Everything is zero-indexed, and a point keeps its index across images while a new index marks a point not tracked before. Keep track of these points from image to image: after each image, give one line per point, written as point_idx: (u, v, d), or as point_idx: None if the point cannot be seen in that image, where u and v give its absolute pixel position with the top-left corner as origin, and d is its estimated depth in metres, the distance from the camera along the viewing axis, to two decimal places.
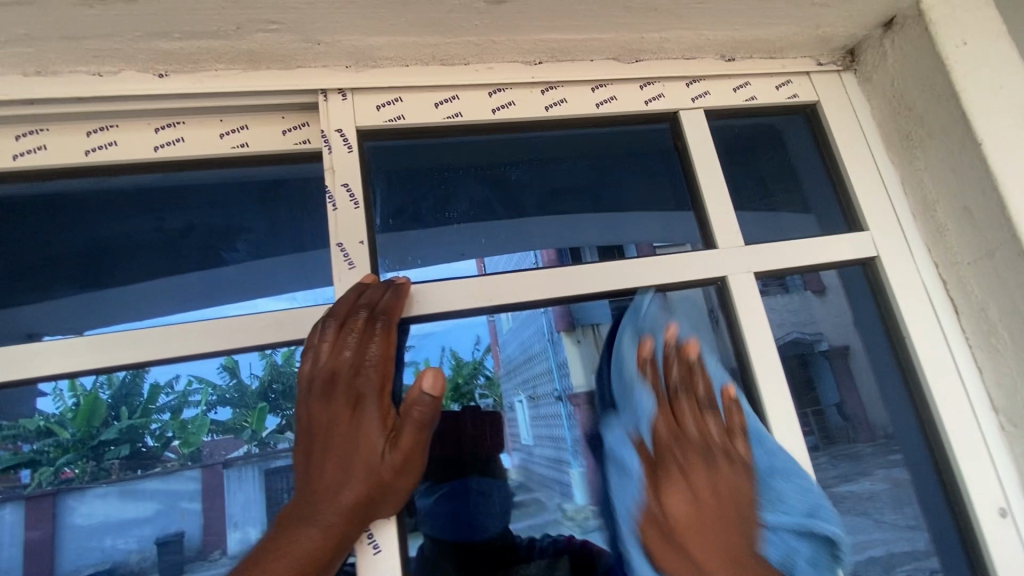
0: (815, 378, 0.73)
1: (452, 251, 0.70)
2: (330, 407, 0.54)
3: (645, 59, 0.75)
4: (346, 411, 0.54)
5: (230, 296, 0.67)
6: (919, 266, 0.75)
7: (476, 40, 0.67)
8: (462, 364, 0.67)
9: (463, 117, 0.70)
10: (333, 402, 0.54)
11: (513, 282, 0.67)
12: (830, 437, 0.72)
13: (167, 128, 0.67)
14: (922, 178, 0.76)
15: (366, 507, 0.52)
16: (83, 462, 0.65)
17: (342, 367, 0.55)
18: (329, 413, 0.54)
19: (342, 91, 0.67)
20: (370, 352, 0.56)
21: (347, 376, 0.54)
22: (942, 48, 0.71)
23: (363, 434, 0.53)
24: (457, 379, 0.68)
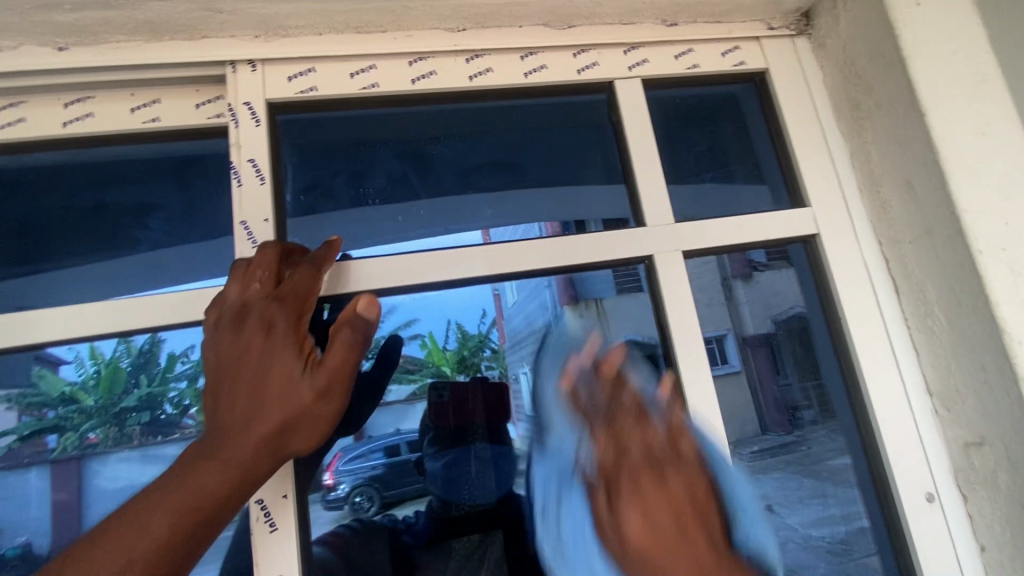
0: (817, 353, 0.73)
1: (369, 229, 0.68)
2: (244, 339, 0.52)
3: (578, 25, 0.72)
4: (255, 339, 0.52)
5: (155, 275, 0.67)
6: (860, 245, 0.72)
7: (389, 6, 0.63)
8: (467, 338, 0.70)
9: (381, 89, 0.68)
10: (247, 335, 0.52)
11: (428, 261, 0.65)
12: (831, 410, 0.72)
13: (77, 102, 0.65)
14: (870, 151, 0.72)
15: (278, 436, 0.50)
16: (106, 427, 0.66)
17: (258, 299, 0.54)
18: (238, 343, 0.52)
19: (252, 62, 0.64)
20: (288, 284, 0.55)
21: (265, 308, 0.54)
22: (891, 10, 0.67)
23: (279, 360, 0.52)
24: (463, 352, 0.70)
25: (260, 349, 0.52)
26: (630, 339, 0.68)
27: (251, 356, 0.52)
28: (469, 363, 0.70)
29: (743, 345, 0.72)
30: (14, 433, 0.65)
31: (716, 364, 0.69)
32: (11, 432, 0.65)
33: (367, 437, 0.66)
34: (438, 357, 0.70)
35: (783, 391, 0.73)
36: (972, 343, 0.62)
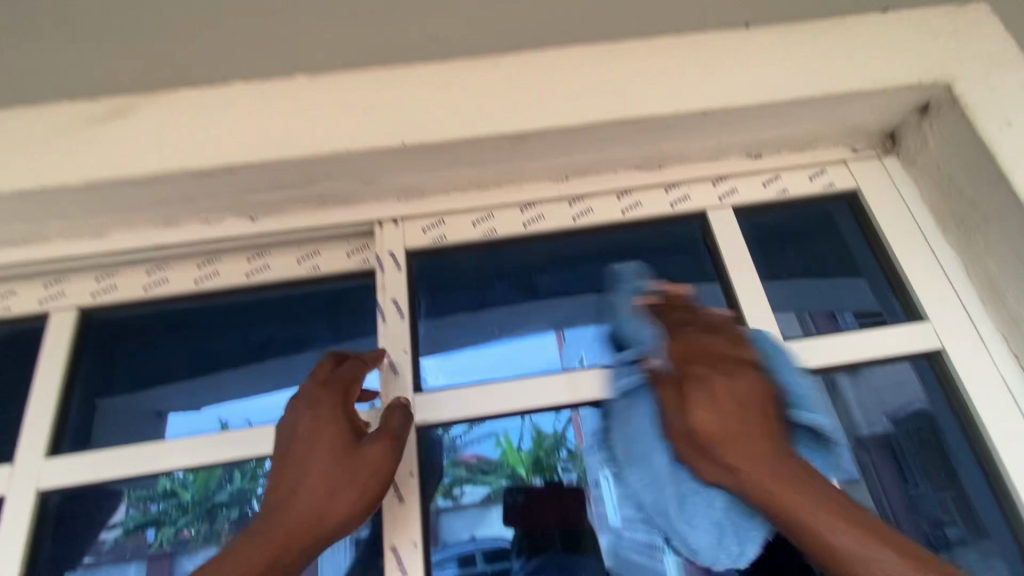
0: (951, 458, 0.68)
1: (488, 356, 0.75)
2: (292, 433, 0.59)
3: (668, 165, 0.80)
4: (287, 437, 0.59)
5: None
6: (995, 359, 0.69)
7: (506, 168, 0.75)
8: (543, 437, 0.70)
9: (498, 232, 0.78)
10: (296, 437, 0.58)
11: (540, 385, 0.71)
12: (980, 528, 0.65)
13: (258, 257, 0.81)
14: (986, 264, 0.71)
15: (324, 510, 0.54)
16: (199, 523, 0.71)
17: (295, 417, 0.60)
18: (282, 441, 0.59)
19: (395, 219, 0.78)
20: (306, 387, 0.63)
21: (305, 410, 0.60)
22: (983, 131, 0.68)
23: (319, 445, 0.57)
24: (539, 452, 0.70)
25: (307, 440, 0.58)
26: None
27: (294, 450, 0.57)
28: (545, 465, 0.70)
29: (856, 450, 0.69)
30: (121, 526, 0.72)
31: (837, 468, 0.66)
32: (119, 525, 0.72)
33: (443, 543, 0.66)
34: (513, 457, 0.70)
35: (927, 504, 0.66)
36: None
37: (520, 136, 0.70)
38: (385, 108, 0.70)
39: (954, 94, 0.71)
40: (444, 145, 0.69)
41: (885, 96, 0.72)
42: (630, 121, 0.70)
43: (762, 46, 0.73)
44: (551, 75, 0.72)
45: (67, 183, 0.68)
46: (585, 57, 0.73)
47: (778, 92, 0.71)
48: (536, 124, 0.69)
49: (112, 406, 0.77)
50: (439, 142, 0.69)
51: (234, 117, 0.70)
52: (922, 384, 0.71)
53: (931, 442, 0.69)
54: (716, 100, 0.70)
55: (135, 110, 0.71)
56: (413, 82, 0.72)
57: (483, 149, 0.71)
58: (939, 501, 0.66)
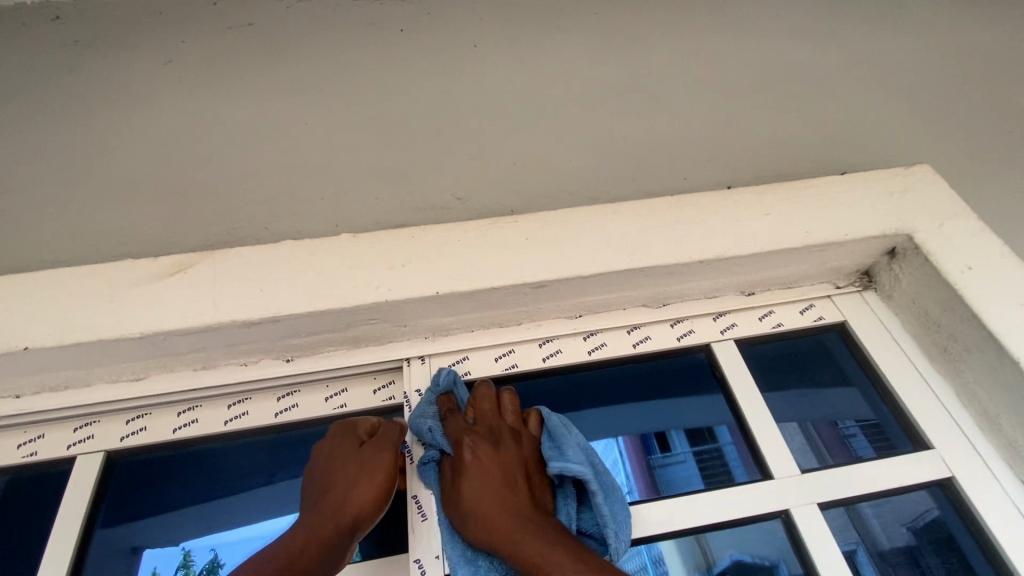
0: None
1: None
2: (324, 457, 0.73)
3: (671, 302, 0.88)
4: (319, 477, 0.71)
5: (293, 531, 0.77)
6: (1006, 489, 0.71)
7: (526, 309, 0.83)
8: None
9: (519, 367, 0.83)
10: (329, 458, 0.72)
11: None
12: None
13: (287, 396, 0.84)
14: (976, 391, 0.76)
15: (344, 509, 0.66)
16: None
17: (329, 445, 0.74)
18: (315, 478, 0.72)
19: (422, 357, 0.83)
20: (337, 438, 0.74)
21: (333, 442, 0.74)
22: (948, 274, 0.77)
23: (341, 461, 0.71)
24: None
25: (334, 459, 0.72)
26: (737, 559, 0.71)
27: (327, 467, 0.71)
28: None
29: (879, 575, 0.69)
30: None
31: None
32: None
33: None
34: None
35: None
36: None
37: (541, 284, 0.78)
38: (419, 261, 0.78)
39: (916, 242, 0.81)
40: (472, 294, 0.77)
41: (858, 244, 0.83)
42: (638, 269, 0.79)
43: (745, 202, 0.85)
44: (565, 230, 0.82)
45: (123, 335, 0.74)
46: (594, 214, 0.83)
47: (765, 243, 0.81)
48: (555, 274, 0.78)
49: (124, 560, 0.75)
50: (468, 292, 0.76)
51: (282, 272, 0.77)
52: (941, 514, 0.72)
53: (953, 570, 0.70)
54: (711, 250, 0.80)
55: (192, 267, 0.78)
56: (444, 237, 0.81)
57: (506, 295, 0.79)
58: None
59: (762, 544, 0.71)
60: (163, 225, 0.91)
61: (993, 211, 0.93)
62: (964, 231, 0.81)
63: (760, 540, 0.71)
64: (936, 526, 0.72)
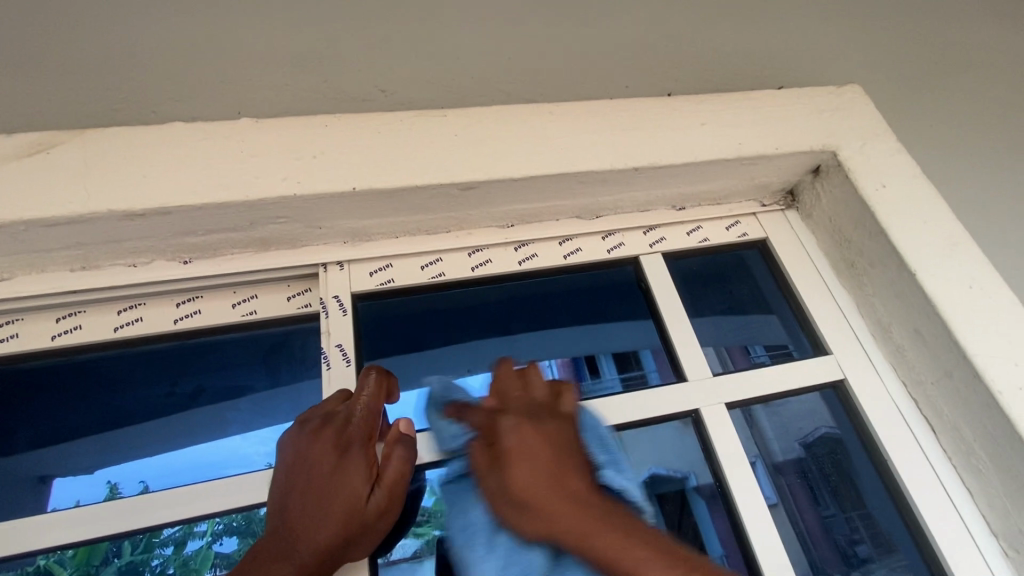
0: (852, 475, 0.76)
1: None
2: (326, 444, 0.60)
3: (604, 214, 0.86)
4: (330, 458, 0.59)
5: (215, 448, 0.71)
6: (888, 388, 0.78)
7: (455, 215, 0.78)
8: None
9: (446, 276, 0.79)
10: (323, 480, 0.58)
11: None
12: (883, 542, 0.72)
13: (187, 301, 0.76)
14: (873, 303, 0.81)
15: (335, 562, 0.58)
16: None
17: (325, 459, 0.59)
18: (317, 457, 0.59)
19: (341, 263, 0.77)
20: (352, 426, 0.61)
21: (329, 459, 0.59)
22: (864, 193, 0.80)
23: (341, 495, 0.58)
24: None
25: (330, 486, 0.58)
26: (655, 473, 0.73)
27: (318, 495, 0.57)
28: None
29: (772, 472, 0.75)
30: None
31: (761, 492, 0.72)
32: None
33: None
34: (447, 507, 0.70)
35: (834, 532, 0.73)
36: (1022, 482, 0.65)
37: (469, 185, 0.72)
38: (334, 153, 0.70)
39: (839, 159, 0.83)
40: (394, 193, 0.70)
41: (785, 159, 0.83)
42: (571, 174, 0.75)
43: (686, 110, 0.82)
44: (498, 127, 0.76)
45: None
46: (530, 114, 0.78)
47: (700, 152, 0.79)
48: (486, 174, 0.72)
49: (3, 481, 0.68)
50: (390, 188, 0.70)
51: (171, 157, 0.67)
52: (830, 414, 0.79)
53: (837, 461, 0.77)
54: (647, 157, 0.78)
55: (57, 147, 0.66)
56: (364, 129, 0.73)
57: (432, 197, 0.73)
58: (840, 518, 0.74)
59: (679, 459, 0.74)
60: (19, 100, 0.76)
61: (918, 134, 0.95)
62: (883, 152, 0.84)
63: (677, 452, 0.74)
64: (827, 432, 0.78)
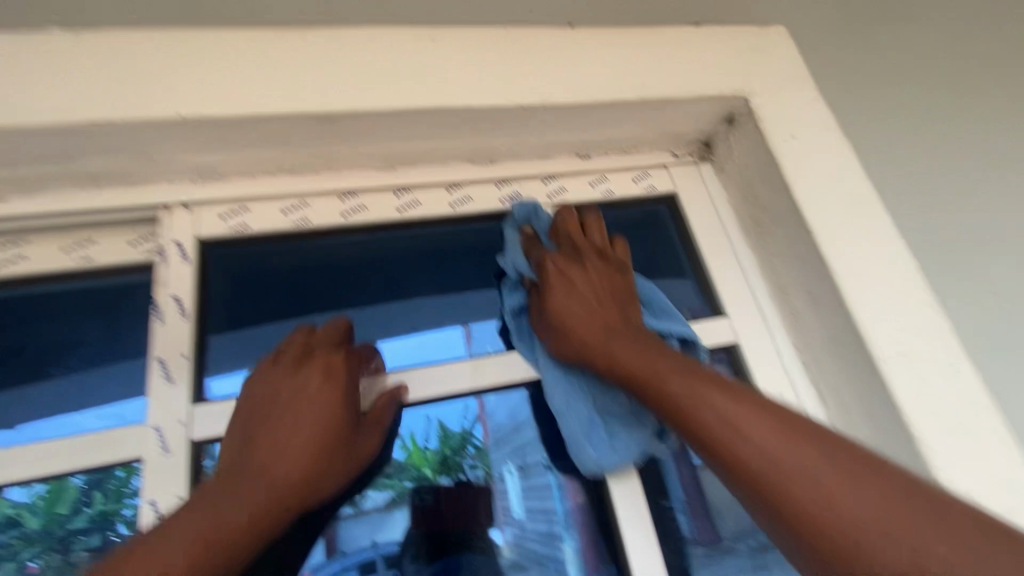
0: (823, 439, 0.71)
1: None
2: (297, 376, 0.60)
3: (499, 160, 0.78)
4: (315, 381, 0.60)
5: (57, 403, 0.65)
6: (781, 354, 0.75)
7: (320, 153, 0.69)
8: (450, 436, 0.68)
9: (312, 223, 0.71)
10: (307, 404, 0.58)
11: (434, 377, 0.68)
12: None
13: (9, 245, 0.67)
14: (775, 263, 0.77)
15: (310, 491, 0.55)
16: (49, 554, 0.60)
17: (309, 383, 0.59)
18: (291, 381, 0.59)
19: (188, 205, 0.68)
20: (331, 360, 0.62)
21: (308, 386, 0.59)
22: (772, 143, 0.74)
23: (314, 419, 0.57)
24: (445, 451, 0.68)
25: (305, 408, 0.58)
26: None
27: (302, 423, 0.57)
28: (450, 462, 0.68)
29: None
30: None
31: (701, 453, 0.70)
32: None
33: (338, 552, 0.62)
34: (419, 456, 0.67)
35: (712, 490, 0.69)
36: (895, 450, 0.63)
37: (325, 118, 0.63)
38: (164, 74, 0.60)
39: (750, 107, 0.76)
40: (233, 123, 0.61)
41: (694, 105, 0.76)
42: (449, 110, 0.67)
43: (586, 44, 0.73)
44: (365, 52, 0.66)
45: None
46: (405, 38, 0.68)
47: (596, 92, 0.71)
48: (344, 105, 0.63)
49: None
50: (226, 118, 0.60)
51: None
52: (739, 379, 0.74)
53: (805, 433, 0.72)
54: (536, 95, 0.69)
55: None
56: (201, 48, 0.62)
57: (284, 130, 0.64)
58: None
59: None
60: None
61: (849, 80, 0.87)
62: (799, 99, 0.77)
63: None
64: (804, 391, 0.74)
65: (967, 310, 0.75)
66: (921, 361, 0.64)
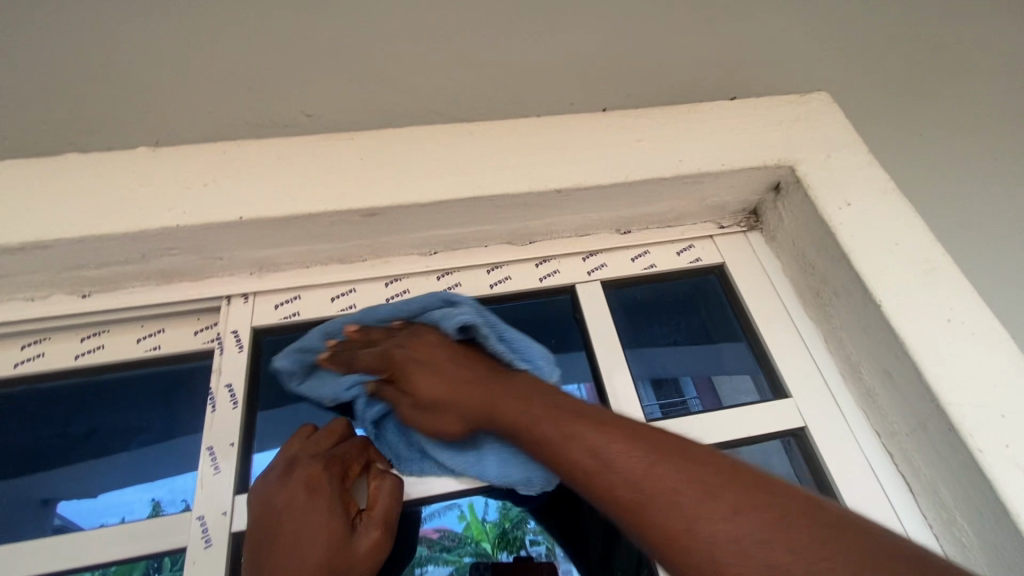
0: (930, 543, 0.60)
1: None
2: (281, 497, 0.56)
3: (538, 240, 0.79)
4: (301, 495, 0.56)
5: (137, 477, 0.68)
6: (859, 440, 0.66)
7: (366, 243, 0.72)
8: (509, 508, 0.65)
9: (357, 309, 0.73)
10: (294, 516, 0.54)
11: None
12: None
13: (93, 336, 0.73)
14: (840, 337, 0.71)
15: None
16: None
17: (294, 497, 0.56)
18: (284, 496, 0.56)
19: (245, 295, 0.73)
20: (309, 470, 0.58)
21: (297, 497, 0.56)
22: (824, 211, 0.70)
23: (310, 528, 0.53)
24: (504, 524, 0.65)
25: (298, 524, 0.53)
26: None
27: (294, 541, 0.52)
28: (511, 538, 0.65)
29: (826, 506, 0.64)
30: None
31: None
32: None
33: None
34: (477, 530, 0.64)
35: None
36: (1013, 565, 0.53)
37: (370, 212, 0.67)
38: (229, 181, 0.67)
39: (797, 176, 0.73)
40: (286, 221, 0.66)
41: (737, 176, 0.74)
42: (486, 198, 0.69)
43: (621, 126, 0.75)
44: (407, 149, 0.70)
45: None
46: (445, 133, 0.72)
47: (632, 172, 0.71)
48: (387, 199, 0.66)
49: None
50: (280, 217, 0.65)
51: (61, 189, 0.65)
52: (811, 467, 0.66)
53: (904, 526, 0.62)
54: (571, 178, 0.70)
55: None
56: (262, 156, 0.69)
57: (331, 225, 0.68)
58: None
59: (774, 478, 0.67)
60: None
61: (907, 139, 0.83)
62: (851, 164, 0.74)
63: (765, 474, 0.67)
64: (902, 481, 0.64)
65: None
66: None
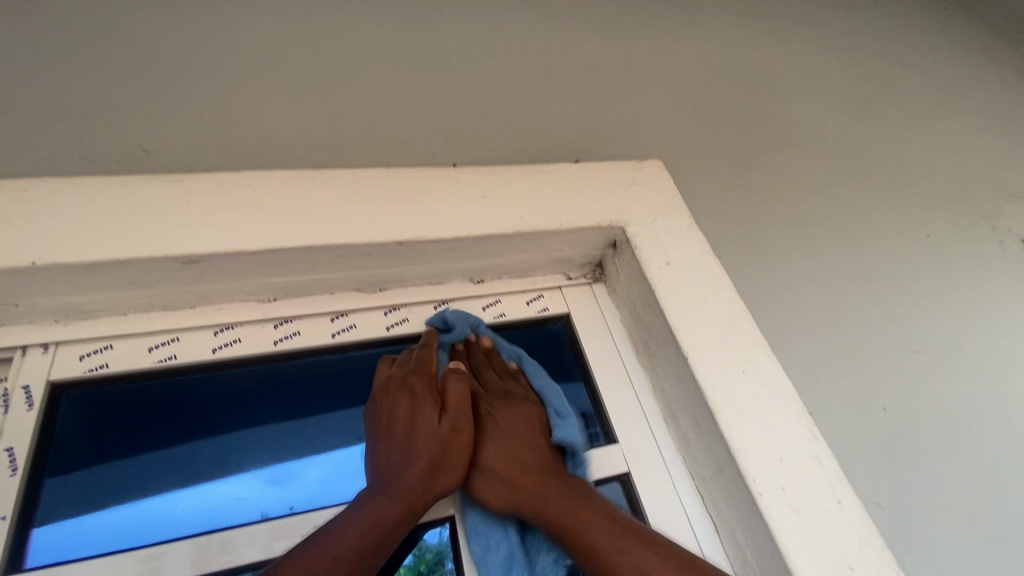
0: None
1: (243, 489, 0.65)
2: (383, 410, 0.65)
3: (388, 287, 0.79)
4: (403, 402, 0.64)
5: None
6: (673, 481, 0.71)
7: (192, 289, 0.68)
8: (426, 550, 0.64)
9: (179, 359, 0.68)
10: (402, 421, 0.63)
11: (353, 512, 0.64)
12: None
13: None
14: (662, 385, 0.77)
15: (425, 497, 0.59)
16: None
17: (399, 404, 0.64)
18: (391, 405, 0.65)
19: (45, 344, 0.66)
20: (394, 396, 0.65)
21: (422, 387, 0.65)
22: (647, 271, 0.77)
23: (423, 431, 0.62)
24: (421, 568, 0.63)
25: (410, 429, 0.62)
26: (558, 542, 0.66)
27: (401, 442, 0.61)
28: None
29: None
30: None
31: None
32: None
33: None
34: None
35: None
36: None
37: (190, 259, 0.64)
38: (27, 222, 0.61)
39: (628, 236, 0.79)
40: (91, 268, 0.61)
41: (575, 235, 0.79)
42: (322, 248, 0.68)
43: (467, 182, 0.78)
44: (242, 195, 0.68)
45: None
46: (285, 180, 0.71)
47: (474, 227, 0.74)
48: (210, 247, 0.64)
49: None
50: (82, 264, 0.60)
51: None
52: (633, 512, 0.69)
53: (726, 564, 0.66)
54: (412, 231, 0.72)
55: None
56: (71, 194, 0.63)
57: (147, 271, 0.64)
58: None
59: None
60: None
61: (733, 204, 0.93)
62: (673, 226, 0.81)
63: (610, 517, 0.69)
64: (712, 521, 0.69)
65: (855, 434, 0.75)
66: (802, 498, 0.61)
